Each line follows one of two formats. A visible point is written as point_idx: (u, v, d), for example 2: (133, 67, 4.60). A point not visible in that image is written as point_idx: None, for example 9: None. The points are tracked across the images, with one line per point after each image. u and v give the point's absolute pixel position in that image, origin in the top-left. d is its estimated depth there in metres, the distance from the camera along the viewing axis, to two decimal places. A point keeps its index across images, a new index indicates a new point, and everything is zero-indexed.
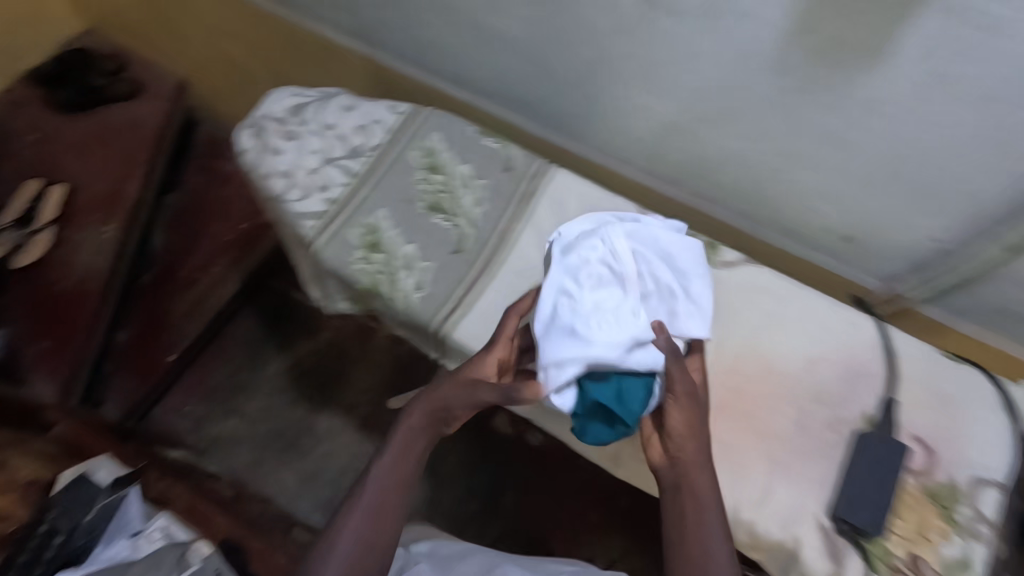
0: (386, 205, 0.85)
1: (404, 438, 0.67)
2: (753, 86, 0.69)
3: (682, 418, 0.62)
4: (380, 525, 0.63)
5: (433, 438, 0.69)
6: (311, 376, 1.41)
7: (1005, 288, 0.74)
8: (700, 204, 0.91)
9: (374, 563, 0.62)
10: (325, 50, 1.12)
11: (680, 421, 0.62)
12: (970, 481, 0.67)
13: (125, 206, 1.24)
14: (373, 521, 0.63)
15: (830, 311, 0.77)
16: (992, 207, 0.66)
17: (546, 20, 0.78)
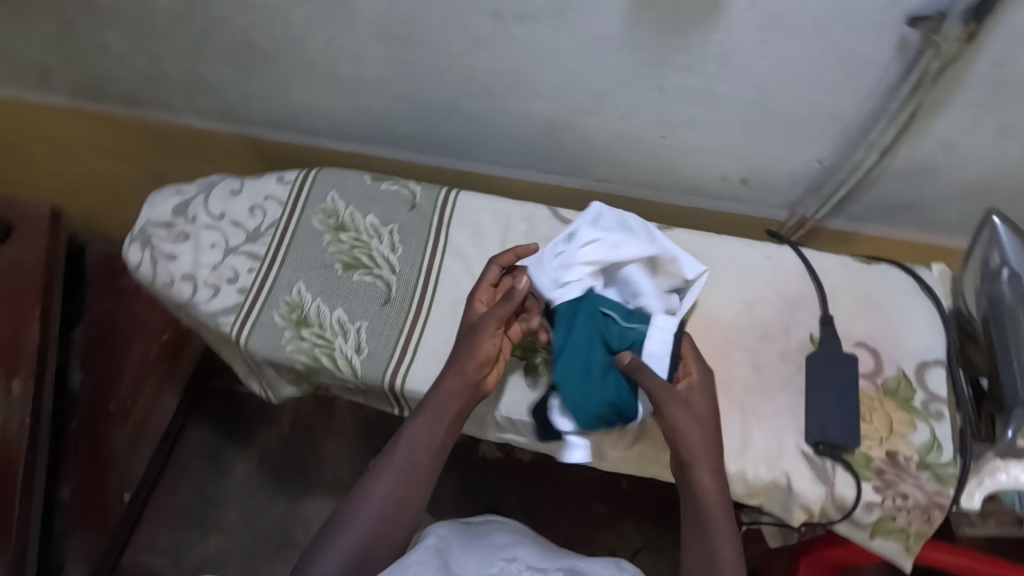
0: (302, 277, 0.83)
1: (441, 398, 0.69)
2: (616, 68, 0.72)
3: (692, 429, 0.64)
4: (391, 516, 0.64)
5: (470, 399, 0.69)
6: (281, 467, 1.35)
7: (890, 186, 0.80)
8: (605, 187, 0.93)
9: (401, 518, 0.65)
10: (195, 139, 1.07)
11: (692, 436, 0.63)
12: (916, 368, 0.72)
13: (30, 357, 1.14)
14: (385, 514, 0.64)
15: (751, 251, 0.80)
16: (856, 118, 0.71)
17: (404, 55, 0.78)
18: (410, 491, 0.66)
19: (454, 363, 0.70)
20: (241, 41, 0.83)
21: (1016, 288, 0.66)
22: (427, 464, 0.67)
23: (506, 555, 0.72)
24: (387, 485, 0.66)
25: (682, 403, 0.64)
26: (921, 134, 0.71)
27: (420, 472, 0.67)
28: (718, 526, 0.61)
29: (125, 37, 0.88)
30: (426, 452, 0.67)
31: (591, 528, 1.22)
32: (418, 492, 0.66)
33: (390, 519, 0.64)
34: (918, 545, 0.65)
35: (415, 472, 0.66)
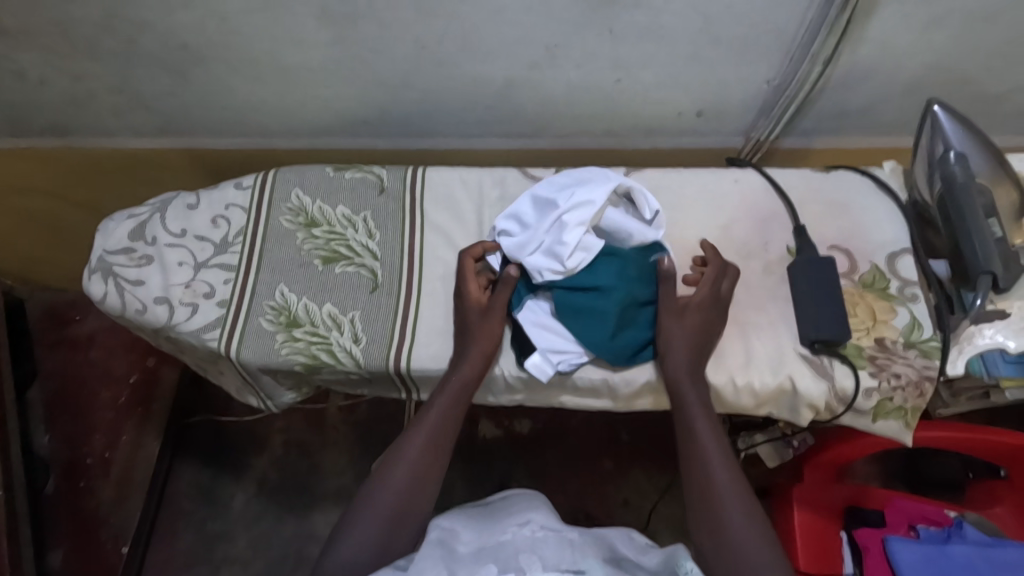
0: (282, 279, 0.81)
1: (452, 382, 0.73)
2: (565, 16, 0.73)
3: (680, 338, 0.71)
4: (417, 485, 0.69)
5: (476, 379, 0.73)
6: (282, 487, 1.29)
7: (835, 96, 0.85)
8: (566, 142, 0.95)
9: (424, 492, 0.70)
10: (135, 160, 1.02)
11: (674, 346, 0.70)
12: (887, 258, 0.77)
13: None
14: (408, 488, 0.69)
15: (719, 178, 0.84)
16: (798, 32, 0.75)
17: (349, 34, 0.77)
18: (430, 466, 0.71)
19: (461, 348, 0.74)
20: (174, 45, 0.79)
21: (965, 167, 0.70)
22: (444, 441, 0.72)
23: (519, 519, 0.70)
24: (406, 460, 0.70)
25: (676, 314, 0.72)
26: (859, 39, 0.75)
27: (439, 448, 0.72)
28: (705, 430, 0.68)
29: (43, 59, 0.82)
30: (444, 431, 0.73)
31: (606, 482, 1.25)
32: (437, 466, 0.71)
33: (413, 493, 0.69)
34: (915, 418, 0.70)
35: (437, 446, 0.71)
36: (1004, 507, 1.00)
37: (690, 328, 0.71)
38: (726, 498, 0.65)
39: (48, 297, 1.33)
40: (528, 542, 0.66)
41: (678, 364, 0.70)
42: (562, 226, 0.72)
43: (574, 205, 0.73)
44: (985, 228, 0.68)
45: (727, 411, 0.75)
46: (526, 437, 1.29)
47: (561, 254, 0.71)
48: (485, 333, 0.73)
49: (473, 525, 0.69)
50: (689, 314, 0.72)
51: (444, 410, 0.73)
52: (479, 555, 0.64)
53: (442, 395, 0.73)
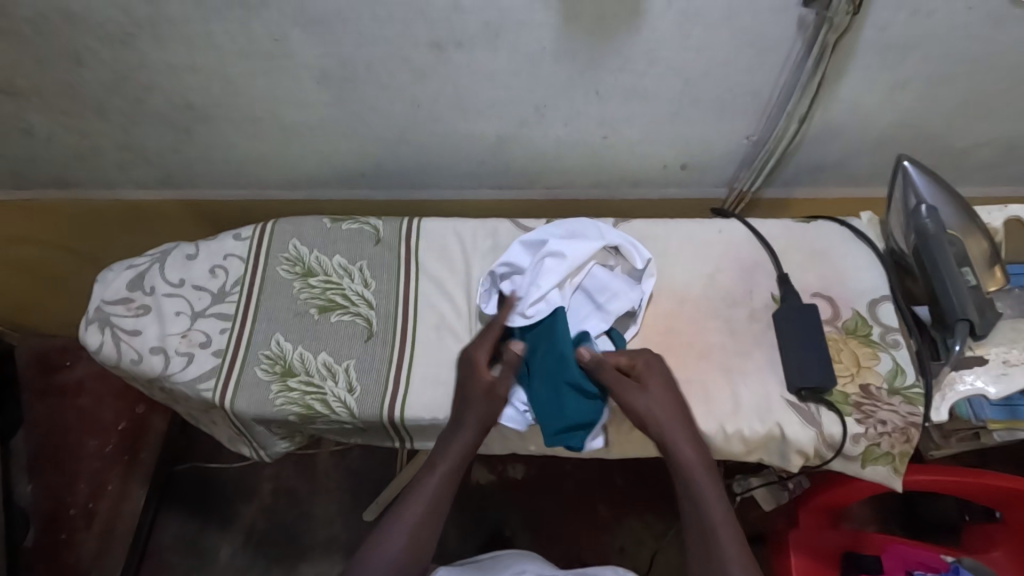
0: (278, 328, 0.82)
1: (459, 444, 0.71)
2: (553, 79, 0.77)
3: (658, 403, 0.71)
4: (415, 547, 0.68)
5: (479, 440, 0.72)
6: (270, 537, 1.26)
7: (811, 150, 0.89)
8: (557, 193, 0.98)
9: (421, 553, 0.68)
10: (134, 211, 1.04)
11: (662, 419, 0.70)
12: (868, 305, 0.79)
13: None
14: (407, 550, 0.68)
15: (703, 227, 0.87)
16: (772, 93, 0.79)
17: (347, 94, 0.80)
18: (429, 528, 0.69)
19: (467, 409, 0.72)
20: (179, 104, 0.83)
21: (936, 220, 0.74)
22: (444, 503, 0.71)
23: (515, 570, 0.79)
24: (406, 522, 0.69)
25: (638, 387, 0.71)
26: (831, 99, 0.80)
27: (441, 507, 0.70)
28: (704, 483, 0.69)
29: (51, 117, 0.86)
30: (443, 493, 0.71)
31: (601, 528, 1.23)
32: (435, 526, 0.70)
33: (413, 557, 0.68)
34: (903, 464, 0.71)
35: (437, 506, 0.70)
36: (1001, 551, 0.99)
37: (660, 398, 0.71)
38: (731, 563, 0.65)
39: (41, 345, 1.31)
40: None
41: (670, 429, 0.70)
42: (540, 273, 0.75)
43: (558, 253, 0.76)
44: (958, 277, 0.71)
45: (719, 457, 0.76)
46: (520, 484, 1.27)
47: (528, 299, 0.74)
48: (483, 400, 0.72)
49: None
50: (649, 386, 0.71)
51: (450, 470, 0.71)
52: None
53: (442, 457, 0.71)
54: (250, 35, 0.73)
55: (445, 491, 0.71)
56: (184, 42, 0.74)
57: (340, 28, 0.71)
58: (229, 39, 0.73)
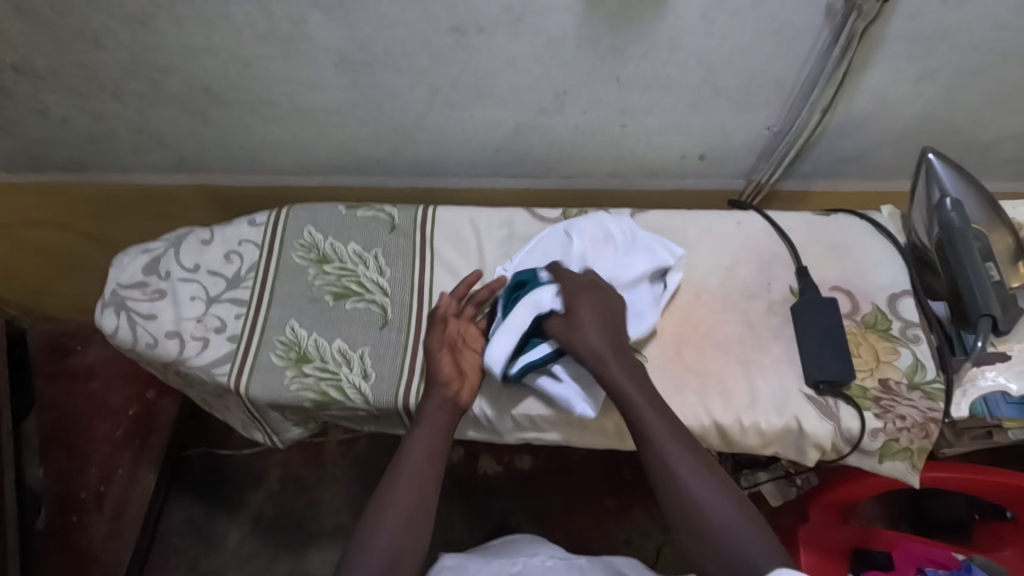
0: (293, 314, 0.82)
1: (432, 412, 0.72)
2: (573, 67, 0.76)
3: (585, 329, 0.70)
4: (412, 517, 0.68)
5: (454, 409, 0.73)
6: (279, 523, 1.27)
7: (832, 142, 0.88)
8: (573, 182, 0.97)
9: (420, 523, 0.68)
10: (149, 195, 1.04)
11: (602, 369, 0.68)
12: (888, 299, 0.79)
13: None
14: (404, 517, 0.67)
15: (723, 219, 0.86)
16: (795, 84, 0.78)
17: (365, 80, 0.80)
18: (421, 504, 0.69)
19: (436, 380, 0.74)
20: (196, 88, 0.82)
21: (961, 214, 0.72)
22: (431, 470, 0.71)
23: (528, 553, 0.77)
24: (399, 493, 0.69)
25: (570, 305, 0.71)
26: (855, 90, 0.79)
27: (428, 472, 0.71)
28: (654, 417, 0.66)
29: (69, 100, 0.85)
30: (427, 467, 0.71)
31: (609, 520, 1.23)
32: (429, 495, 0.70)
33: (409, 534, 0.67)
34: (921, 460, 0.70)
35: (425, 472, 0.71)
36: (1012, 550, 0.98)
37: (595, 336, 0.69)
38: (703, 496, 0.62)
39: (50, 329, 1.31)
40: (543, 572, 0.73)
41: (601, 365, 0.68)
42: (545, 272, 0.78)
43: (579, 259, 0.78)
44: (982, 272, 0.70)
45: (736, 450, 0.76)
46: (529, 474, 1.28)
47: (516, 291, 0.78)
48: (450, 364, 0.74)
49: (478, 560, 0.75)
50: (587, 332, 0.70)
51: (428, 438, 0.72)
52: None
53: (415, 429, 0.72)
54: (269, 17, 0.72)
55: (429, 462, 0.71)
56: (204, 25, 0.74)
57: (360, 13, 0.71)
58: (249, 21, 0.73)
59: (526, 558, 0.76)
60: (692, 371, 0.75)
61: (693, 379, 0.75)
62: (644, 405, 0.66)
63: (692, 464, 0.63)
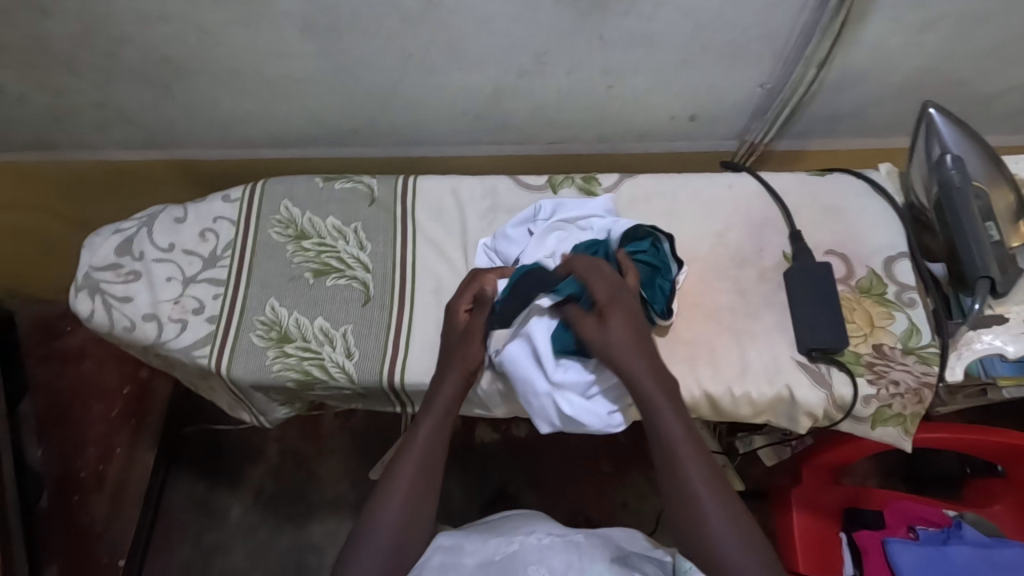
0: (272, 294, 0.79)
1: (442, 400, 0.71)
2: (552, 23, 0.71)
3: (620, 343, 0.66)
4: (413, 504, 0.69)
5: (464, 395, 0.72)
6: (280, 498, 1.25)
7: (829, 98, 0.84)
8: (559, 148, 0.94)
9: (424, 508, 0.69)
10: (119, 174, 1.00)
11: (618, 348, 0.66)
12: (883, 263, 0.76)
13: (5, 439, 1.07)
14: (410, 505, 0.68)
15: (714, 183, 0.83)
16: (789, 36, 0.74)
17: (334, 44, 0.75)
18: (424, 491, 0.70)
19: (450, 365, 0.71)
20: (154, 57, 0.78)
21: (961, 171, 0.69)
22: (435, 457, 0.71)
23: (525, 531, 0.73)
24: (403, 483, 0.69)
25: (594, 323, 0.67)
26: (852, 43, 0.75)
27: (431, 458, 0.71)
28: (667, 412, 0.65)
29: (23, 75, 0.81)
30: (433, 455, 0.71)
31: (605, 486, 1.24)
32: (431, 485, 0.71)
33: (412, 523, 0.68)
34: (914, 425, 0.70)
35: (431, 461, 0.71)
36: (1001, 505, 0.98)
37: (626, 341, 0.66)
38: (699, 490, 0.63)
39: (39, 310, 1.29)
40: (539, 551, 0.69)
41: (624, 353, 0.66)
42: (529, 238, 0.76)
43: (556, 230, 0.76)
44: (981, 231, 0.68)
45: (727, 420, 0.75)
46: (525, 443, 1.28)
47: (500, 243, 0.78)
48: (463, 354, 0.71)
49: (474, 539, 0.71)
50: (612, 318, 0.67)
51: (432, 429, 0.71)
52: (487, 568, 0.67)
53: (429, 414, 0.72)
54: None
55: (435, 453, 0.71)
56: None
57: None
58: None
59: (523, 537, 0.71)
60: (681, 340, 0.73)
61: (682, 351, 0.73)
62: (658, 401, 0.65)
63: (694, 467, 0.63)
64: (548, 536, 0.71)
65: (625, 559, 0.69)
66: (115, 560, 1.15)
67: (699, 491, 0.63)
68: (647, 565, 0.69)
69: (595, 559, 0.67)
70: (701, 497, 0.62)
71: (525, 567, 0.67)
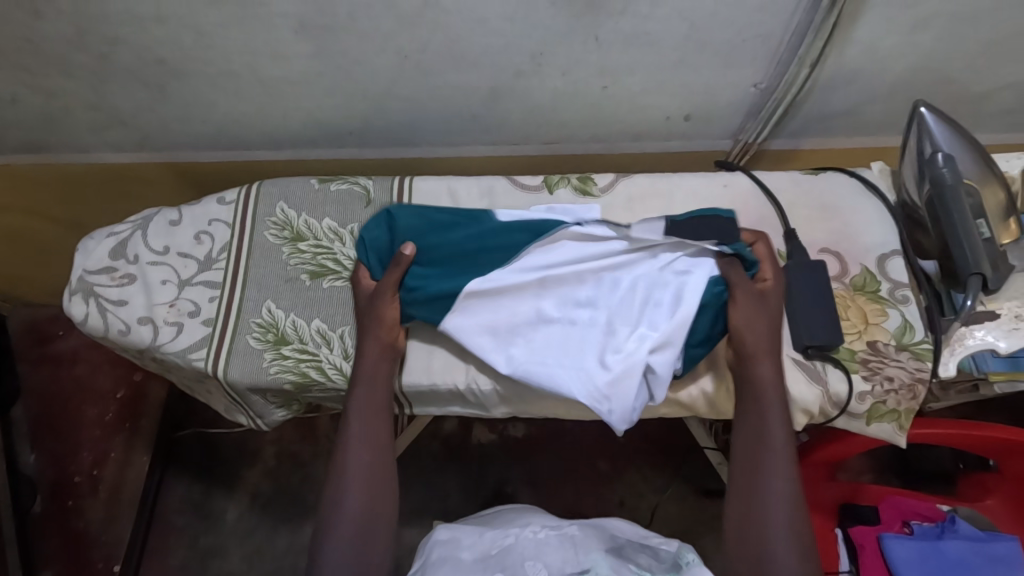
0: (269, 296, 0.79)
1: (370, 364, 0.72)
2: (547, 25, 0.72)
3: (755, 330, 0.69)
4: (376, 484, 0.68)
5: (392, 359, 0.73)
6: (276, 500, 1.25)
7: (823, 97, 0.84)
8: (555, 148, 0.94)
9: (382, 489, 0.69)
10: (111, 175, 0.99)
11: (754, 339, 0.69)
12: (877, 260, 0.77)
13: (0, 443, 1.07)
14: (373, 485, 0.68)
15: (710, 182, 0.84)
16: (783, 37, 0.75)
17: (330, 45, 0.75)
18: (381, 474, 0.69)
19: (365, 334, 0.73)
20: (149, 59, 0.77)
21: (953, 169, 0.70)
22: (384, 430, 0.71)
23: (521, 524, 0.74)
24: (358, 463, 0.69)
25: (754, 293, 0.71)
26: (845, 41, 0.75)
27: (376, 432, 0.70)
28: (773, 412, 0.67)
29: (15, 76, 0.80)
30: (377, 428, 0.71)
31: (602, 485, 1.24)
32: (386, 461, 0.70)
33: (372, 506, 0.67)
34: (908, 421, 0.70)
35: (380, 435, 0.71)
36: (995, 500, 0.98)
37: (761, 326, 0.69)
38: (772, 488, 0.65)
39: (32, 314, 1.28)
40: (534, 545, 0.70)
41: (755, 350, 0.69)
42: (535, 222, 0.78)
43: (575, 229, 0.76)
44: (973, 228, 0.68)
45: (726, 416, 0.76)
46: (522, 443, 1.28)
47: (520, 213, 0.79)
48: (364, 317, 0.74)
49: (471, 531, 0.72)
50: (768, 295, 0.72)
51: (375, 400, 0.71)
52: (485, 562, 0.69)
53: (367, 392, 0.71)
54: None
55: (379, 425, 0.71)
56: None
57: None
58: None
59: (519, 530, 0.72)
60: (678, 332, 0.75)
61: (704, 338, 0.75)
62: (769, 403, 0.67)
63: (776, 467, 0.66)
64: (543, 529, 0.72)
65: (619, 551, 0.71)
66: (109, 566, 1.13)
67: (769, 488, 0.65)
68: (641, 555, 0.70)
69: (589, 549, 0.69)
70: (774, 493, 0.65)
71: (522, 562, 0.68)
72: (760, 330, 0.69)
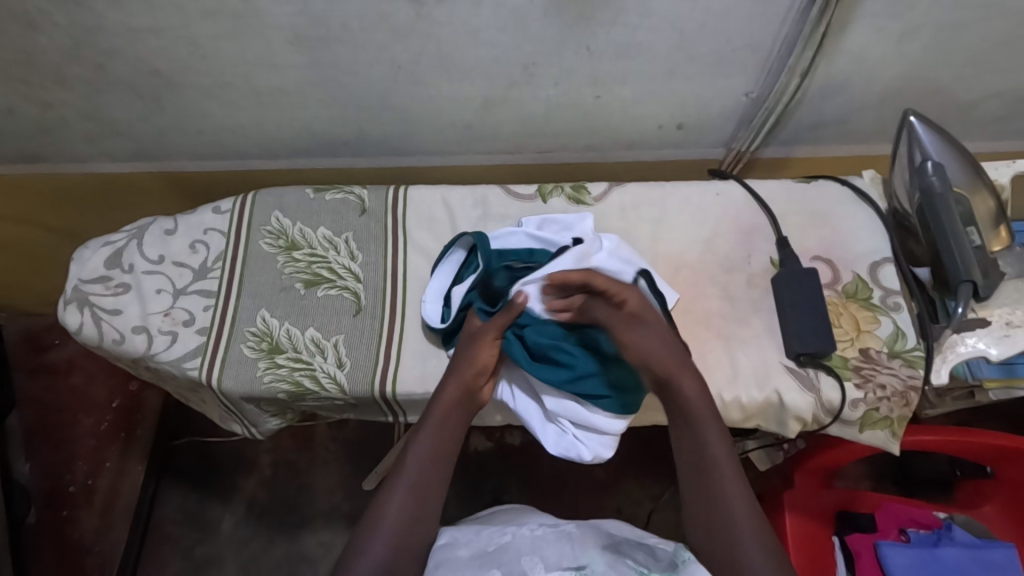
0: (263, 305, 0.79)
1: (439, 414, 0.71)
2: (539, 37, 0.73)
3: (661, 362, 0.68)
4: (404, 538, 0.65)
5: (467, 409, 0.72)
6: (271, 509, 1.23)
7: (814, 106, 0.85)
8: (549, 156, 0.94)
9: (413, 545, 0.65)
10: (106, 185, 1.00)
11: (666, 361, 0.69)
12: (869, 268, 0.78)
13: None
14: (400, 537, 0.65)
15: (702, 191, 0.84)
16: (772, 48, 0.75)
17: (324, 56, 0.76)
18: (418, 524, 0.66)
19: (449, 380, 0.72)
20: (144, 70, 0.78)
21: (942, 177, 0.71)
22: (431, 484, 0.68)
23: (519, 524, 0.70)
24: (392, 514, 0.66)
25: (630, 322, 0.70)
26: (834, 52, 0.76)
27: (425, 485, 0.68)
28: (710, 428, 0.68)
29: (13, 88, 0.81)
30: (427, 480, 0.68)
31: (599, 493, 1.24)
32: (426, 515, 0.67)
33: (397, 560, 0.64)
34: (901, 428, 0.70)
35: (426, 489, 0.68)
36: (992, 506, 0.99)
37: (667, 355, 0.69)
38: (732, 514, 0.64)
39: (28, 324, 1.29)
40: (531, 543, 0.66)
41: (676, 371, 0.68)
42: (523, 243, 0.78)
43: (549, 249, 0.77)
44: (963, 236, 0.69)
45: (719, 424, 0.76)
46: (519, 451, 1.28)
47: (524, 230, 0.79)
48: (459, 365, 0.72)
49: (469, 533, 0.69)
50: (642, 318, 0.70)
51: (430, 450, 0.69)
52: (480, 560, 0.64)
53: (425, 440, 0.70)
54: None
55: (429, 478, 0.69)
56: (144, 3, 0.69)
57: None
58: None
59: (516, 528, 0.69)
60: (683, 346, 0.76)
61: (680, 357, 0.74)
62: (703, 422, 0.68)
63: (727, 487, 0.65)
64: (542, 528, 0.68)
65: (616, 548, 0.66)
66: None
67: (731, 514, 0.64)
68: (638, 553, 0.65)
69: (586, 545, 0.64)
70: (736, 518, 0.63)
71: (518, 558, 0.63)
72: (676, 357, 0.69)
